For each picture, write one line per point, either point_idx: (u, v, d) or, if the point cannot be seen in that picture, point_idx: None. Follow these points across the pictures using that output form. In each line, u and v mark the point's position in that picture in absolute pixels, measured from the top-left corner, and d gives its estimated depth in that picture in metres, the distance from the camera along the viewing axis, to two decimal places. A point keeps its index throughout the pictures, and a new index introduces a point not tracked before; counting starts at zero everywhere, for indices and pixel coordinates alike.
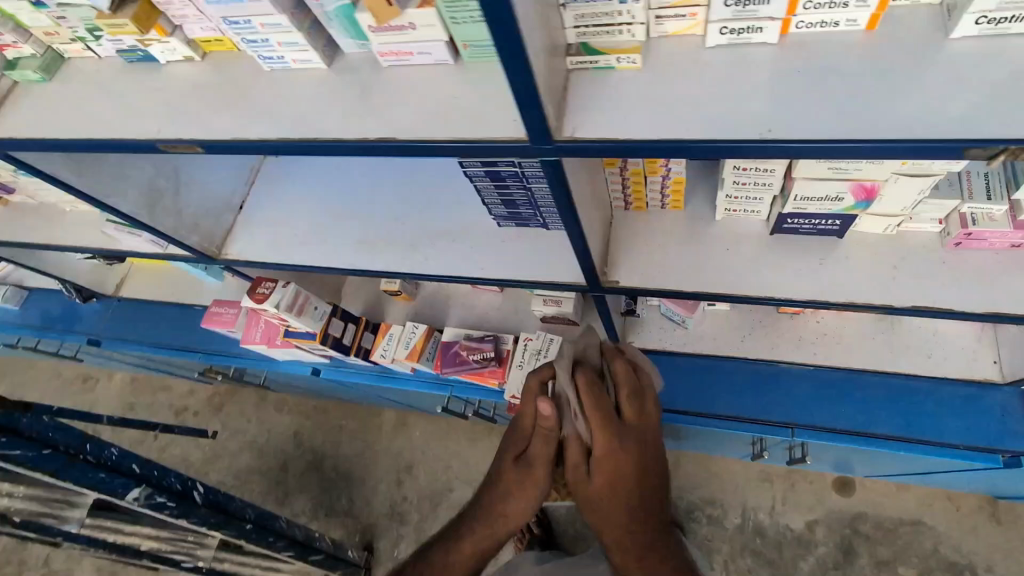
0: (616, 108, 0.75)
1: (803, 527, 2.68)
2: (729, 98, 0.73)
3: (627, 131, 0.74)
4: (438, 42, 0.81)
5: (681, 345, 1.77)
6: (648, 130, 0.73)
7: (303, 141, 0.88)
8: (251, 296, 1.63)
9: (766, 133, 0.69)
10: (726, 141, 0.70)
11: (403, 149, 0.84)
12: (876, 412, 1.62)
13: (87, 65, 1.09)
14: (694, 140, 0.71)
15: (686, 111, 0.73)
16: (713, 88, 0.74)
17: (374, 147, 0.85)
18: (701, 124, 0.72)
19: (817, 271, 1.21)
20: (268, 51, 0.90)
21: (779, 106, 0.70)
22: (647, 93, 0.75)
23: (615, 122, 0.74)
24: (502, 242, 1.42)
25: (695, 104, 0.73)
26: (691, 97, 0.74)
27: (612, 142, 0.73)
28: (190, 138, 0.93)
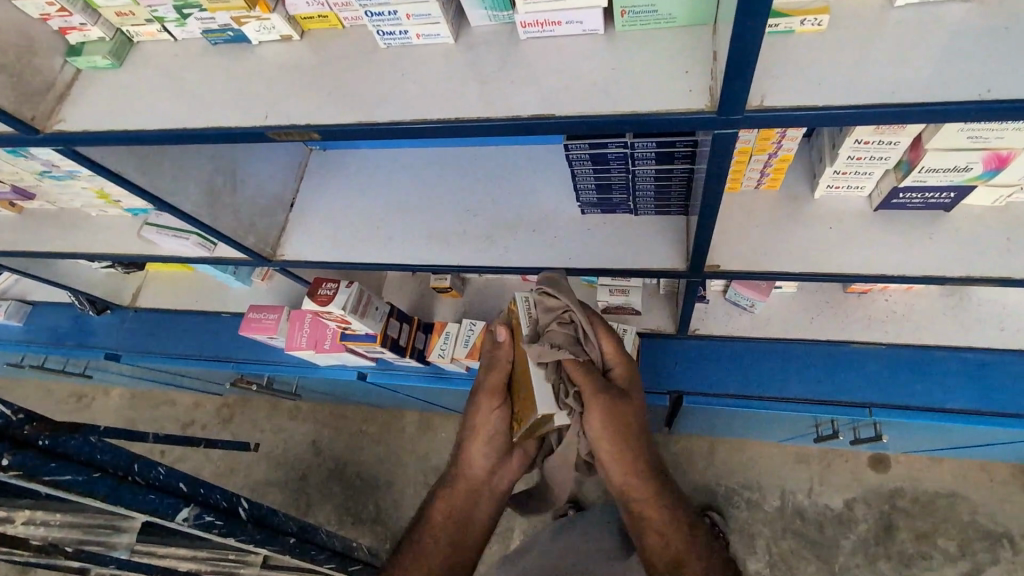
0: (807, 73, 0.70)
1: (842, 506, 2.68)
2: (932, 56, 0.68)
3: (823, 97, 0.68)
4: (596, 8, 0.75)
5: (749, 329, 1.76)
6: (847, 94, 0.68)
7: (437, 122, 0.81)
8: (312, 299, 1.53)
9: (984, 94, 0.64)
10: (941, 104, 0.65)
11: (555, 126, 0.77)
12: (951, 386, 1.63)
13: (159, 49, 0.99)
14: (905, 104, 0.66)
15: (886, 72, 0.68)
16: (909, 49, 0.69)
17: (522, 125, 0.78)
18: (906, 86, 0.67)
19: (924, 247, 1.19)
20: (392, 24, 0.82)
21: (994, 65, 0.66)
22: (836, 56, 0.70)
23: (809, 88, 0.69)
24: (587, 230, 1.36)
25: (894, 65, 0.68)
26: (889, 57, 0.69)
27: (811, 109, 0.67)
28: (304, 125, 0.85)
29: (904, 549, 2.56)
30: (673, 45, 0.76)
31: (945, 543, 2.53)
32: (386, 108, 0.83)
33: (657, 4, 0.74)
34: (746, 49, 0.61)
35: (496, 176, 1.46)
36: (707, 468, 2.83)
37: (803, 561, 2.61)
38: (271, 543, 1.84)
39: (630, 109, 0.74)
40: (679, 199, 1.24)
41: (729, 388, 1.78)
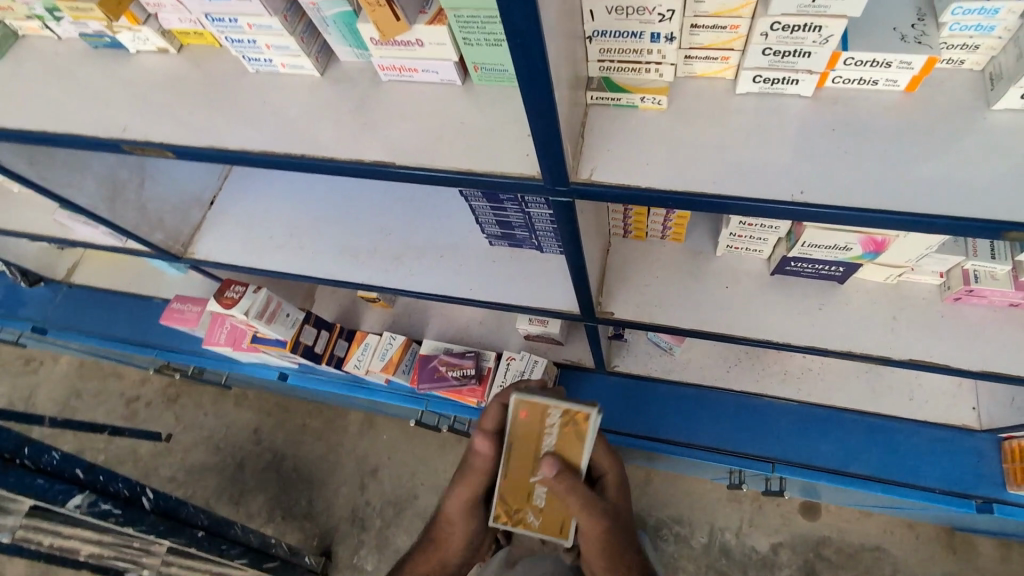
0: (636, 152, 0.70)
1: (768, 549, 2.69)
2: (759, 151, 0.68)
3: (646, 178, 0.68)
4: (447, 62, 0.74)
5: (666, 372, 1.76)
6: (670, 180, 0.68)
7: (286, 156, 0.79)
8: (218, 301, 1.52)
9: (797, 195, 0.65)
10: (753, 201, 0.65)
11: (398, 174, 0.76)
12: (855, 451, 1.63)
13: (45, 45, 0.97)
14: (722, 196, 0.66)
15: (712, 160, 0.68)
16: (741, 141, 0.69)
17: (367, 169, 0.77)
18: (728, 177, 0.67)
19: (815, 317, 1.19)
20: (255, 52, 0.81)
21: (811, 167, 0.66)
22: (669, 138, 0.70)
23: (634, 168, 0.69)
24: (493, 263, 1.35)
25: (722, 155, 0.68)
26: (716, 147, 0.69)
27: (627, 189, 0.68)
28: (161, 143, 0.84)
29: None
30: (522, 106, 0.75)
31: None
32: (243, 136, 0.82)
33: (505, 64, 0.72)
34: (550, 139, 0.61)
35: (414, 198, 1.45)
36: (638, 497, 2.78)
37: None
38: (172, 537, 1.75)
39: (468, 167, 0.73)
40: None
41: (641, 428, 1.78)
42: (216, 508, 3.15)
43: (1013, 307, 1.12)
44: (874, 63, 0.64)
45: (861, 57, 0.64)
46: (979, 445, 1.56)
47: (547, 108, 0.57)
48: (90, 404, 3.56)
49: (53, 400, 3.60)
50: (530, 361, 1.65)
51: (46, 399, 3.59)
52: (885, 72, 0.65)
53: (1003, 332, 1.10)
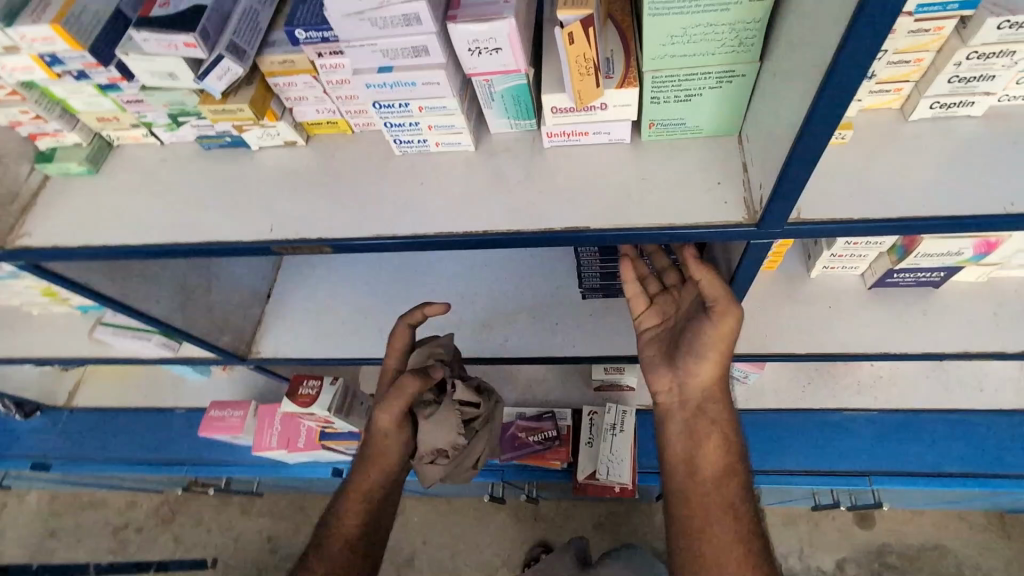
0: (837, 185, 0.71)
1: (834, 568, 2.45)
2: (952, 170, 0.71)
3: (858, 209, 0.69)
4: (626, 121, 0.74)
5: (744, 401, 1.73)
6: (883, 207, 0.69)
7: (465, 236, 0.76)
8: (292, 400, 1.40)
9: (1008, 207, 0.66)
10: (974, 217, 0.67)
11: (590, 239, 0.75)
12: (944, 450, 1.66)
13: (143, 152, 0.91)
14: (941, 217, 0.67)
15: (912, 183, 0.70)
16: (930, 163, 0.72)
17: (558, 238, 0.74)
18: (938, 198, 0.68)
19: (923, 323, 1.22)
20: (411, 134, 0.78)
21: (1012, 178, 0.69)
22: (862, 169, 0.72)
23: (841, 202, 0.70)
24: (589, 316, 1.32)
25: (920, 178, 0.70)
26: (911, 172, 0.71)
27: (842, 222, 0.69)
28: (317, 239, 0.78)
29: None
30: (702, 156, 0.76)
31: None
32: (407, 220, 0.78)
33: (686, 118, 0.73)
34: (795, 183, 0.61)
35: (490, 263, 1.42)
36: None
37: None
38: None
39: (669, 221, 0.72)
40: None
41: None
42: None
43: None
44: None
45: None
46: None
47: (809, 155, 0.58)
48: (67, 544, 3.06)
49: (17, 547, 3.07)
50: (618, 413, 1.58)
51: None
52: None
53: None
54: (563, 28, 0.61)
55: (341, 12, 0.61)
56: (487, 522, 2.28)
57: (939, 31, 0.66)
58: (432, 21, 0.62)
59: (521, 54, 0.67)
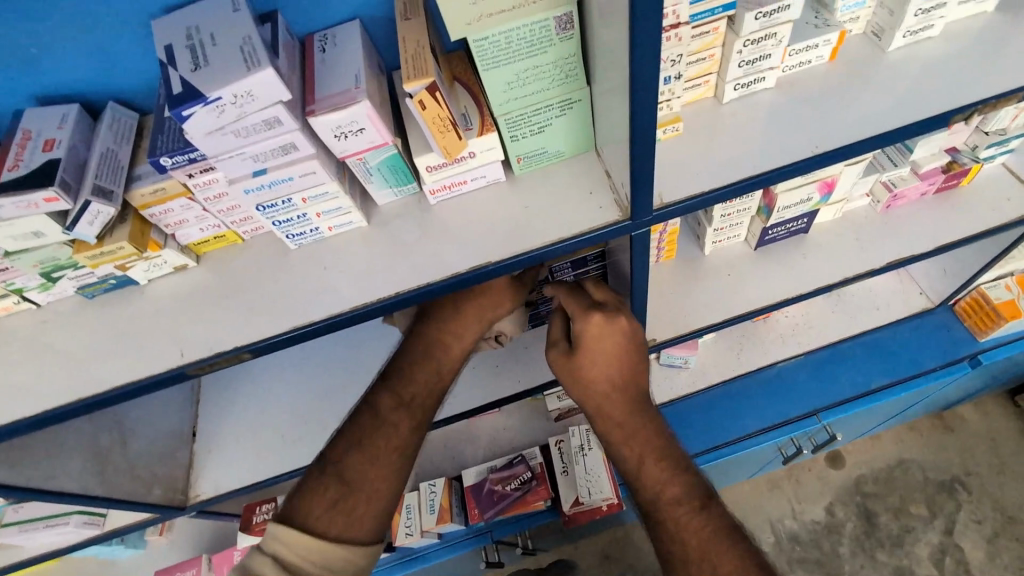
0: (685, 169, 0.82)
1: (826, 514, 2.56)
2: (767, 133, 0.84)
3: (707, 183, 0.80)
4: (495, 163, 0.81)
5: (693, 384, 1.82)
6: (726, 177, 0.80)
7: (379, 303, 0.78)
8: (247, 534, 1.30)
9: (816, 150, 0.81)
10: (793, 164, 0.80)
11: (495, 272, 0.79)
12: (868, 370, 1.84)
13: (19, 322, 0.85)
14: (770, 172, 0.80)
15: (741, 153, 0.83)
16: (749, 132, 0.85)
17: (466, 279, 0.79)
18: (764, 156, 0.81)
19: (806, 265, 1.38)
20: (302, 225, 0.81)
21: (812, 129, 0.83)
22: (700, 151, 0.84)
23: (693, 181, 0.81)
24: (526, 348, 1.36)
25: (745, 145, 0.83)
26: (738, 144, 0.84)
27: (696, 198, 0.79)
28: (232, 349, 0.77)
29: (891, 531, 2.48)
30: (570, 175, 0.84)
31: (918, 508, 2.50)
32: (319, 305, 0.79)
33: (547, 147, 0.82)
34: (647, 173, 0.71)
35: None
36: None
37: None
38: None
39: (560, 236, 0.79)
40: None
41: (697, 444, 1.84)
42: None
43: (924, 195, 1.39)
44: (807, 47, 0.86)
45: (798, 47, 0.85)
46: (943, 317, 1.85)
47: (648, 146, 0.68)
48: None
49: None
50: (583, 434, 1.59)
51: None
52: (815, 51, 0.87)
53: (930, 216, 1.39)
54: (413, 98, 0.67)
55: (201, 132, 0.63)
56: None
57: (717, 31, 0.81)
58: (293, 119, 0.67)
59: (385, 129, 0.72)
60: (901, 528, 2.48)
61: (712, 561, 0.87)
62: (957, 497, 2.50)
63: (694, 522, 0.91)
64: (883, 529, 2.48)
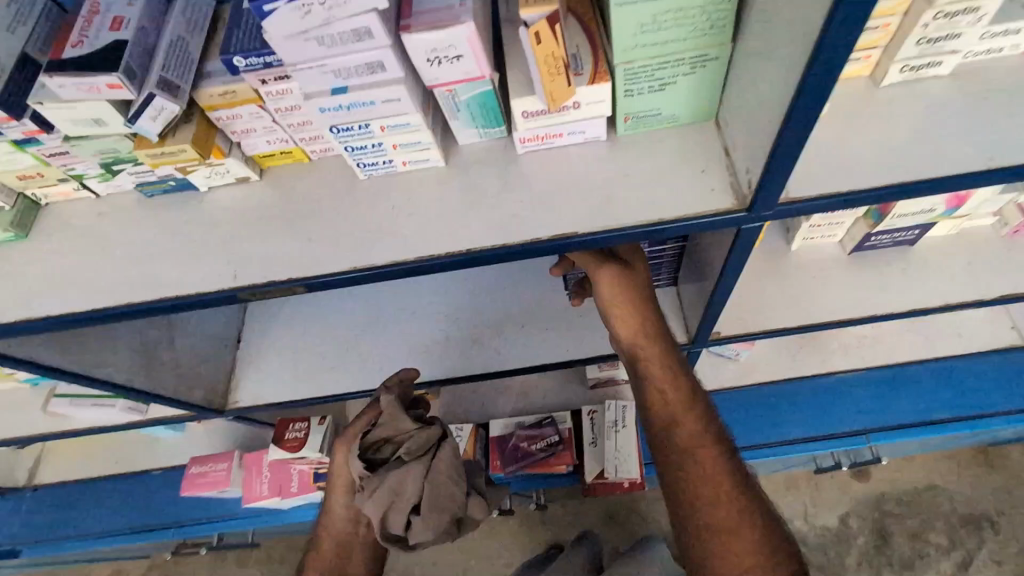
0: (821, 158, 0.69)
1: (838, 523, 2.48)
2: (928, 131, 0.70)
3: (847, 181, 0.67)
4: (600, 118, 0.71)
5: (739, 379, 1.73)
6: (869, 176, 0.67)
7: (447, 256, 0.71)
8: (279, 448, 1.31)
9: (989, 161, 0.66)
10: (957, 176, 0.66)
11: (581, 244, 0.70)
12: (931, 398, 1.68)
13: (77, 209, 0.82)
14: (927, 179, 0.66)
15: (891, 150, 0.69)
16: (905, 126, 0.71)
17: (546, 248, 0.70)
18: (921, 158, 0.67)
19: (904, 282, 1.23)
20: (375, 156, 0.73)
21: (987, 134, 0.68)
22: (843, 140, 0.71)
23: (829, 175, 0.68)
24: (579, 318, 1.28)
25: (900, 142, 0.69)
26: (891, 141, 0.70)
27: (829, 197, 0.67)
28: (288, 279, 0.72)
29: (903, 553, 2.40)
30: (682, 146, 0.73)
31: (937, 537, 2.41)
32: (382, 246, 0.73)
33: (662, 107, 0.70)
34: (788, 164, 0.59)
35: (471, 278, 1.38)
36: None
37: None
38: None
39: (659, 216, 0.69)
40: (668, 273, 1.21)
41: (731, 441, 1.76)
42: None
43: None
44: (1005, 32, 0.70)
45: (998, 30, 0.69)
46: None
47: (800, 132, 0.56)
48: None
49: None
50: (618, 410, 1.56)
51: None
52: (1012, 39, 0.71)
53: None
54: (528, 27, 0.59)
55: (281, 35, 0.56)
56: (497, 533, 2.24)
57: None
58: (385, 34, 0.57)
59: (485, 58, 0.62)
60: (914, 552, 2.39)
61: (722, 490, 0.95)
62: (982, 534, 2.39)
63: (706, 461, 0.97)
64: (896, 550, 2.40)
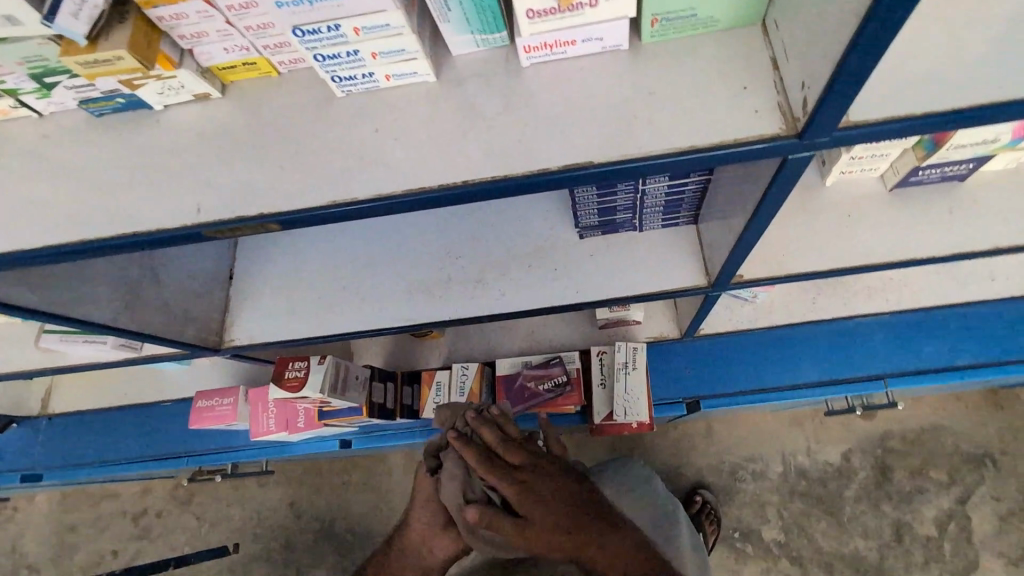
0: (892, 71, 0.56)
1: (840, 459, 2.50)
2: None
3: (920, 98, 0.55)
4: (623, 20, 0.58)
5: (753, 321, 1.66)
6: (947, 94, 0.55)
7: (438, 190, 0.61)
8: (279, 387, 1.28)
9: None
10: None
11: (593, 176, 0.60)
12: (957, 342, 1.58)
13: (21, 129, 0.72)
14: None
15: (978, 61, 0.56)
16: (989, 31, 0.58)
17: (556, 180, 0.60)
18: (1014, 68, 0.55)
19: (949, 223, 1.10)
20: (352, 69, 0.62)
21: None
22: (914, 49, 0.58)
23: (900, 92, 0.56)
24: (590, 258, 1.19)
25: (987, 49, 0.57)
26: (979, 48, 0.57)
27: (899, 120, 0.55)
28: (258, 215, 0.63)
29: (902, 488, 2.43)
30: (719, 56, 0.60)
31: (938, 474, 2.42)
32: (364, 176, 0.63)
33: (698, 7, 0.58)
34: (859, 78, 0.48)
35: (475, 213, 1.28)
36: (709, 450, 2.57)
37: (816, 521, 2.44)
38: None
39: (690, 143, 0.58)
40: (689, 209, 1.10)
41: (741, 384, 1.70)
42: None
43: None
44: None
45: None
46: None
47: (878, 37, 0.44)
48: (90, 535, 2.98)
49: (42, 544, 3.01)
50: (629, 352, 1.53)
51: (32, 546, 3.00)
52: None
53: None
54: None
55: None
56: None
57: None
58: None
59: None
60: (914, 487, 2.42)
61: None
62: (983, 472, 2.40)
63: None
64: (896, 485, 2.43)
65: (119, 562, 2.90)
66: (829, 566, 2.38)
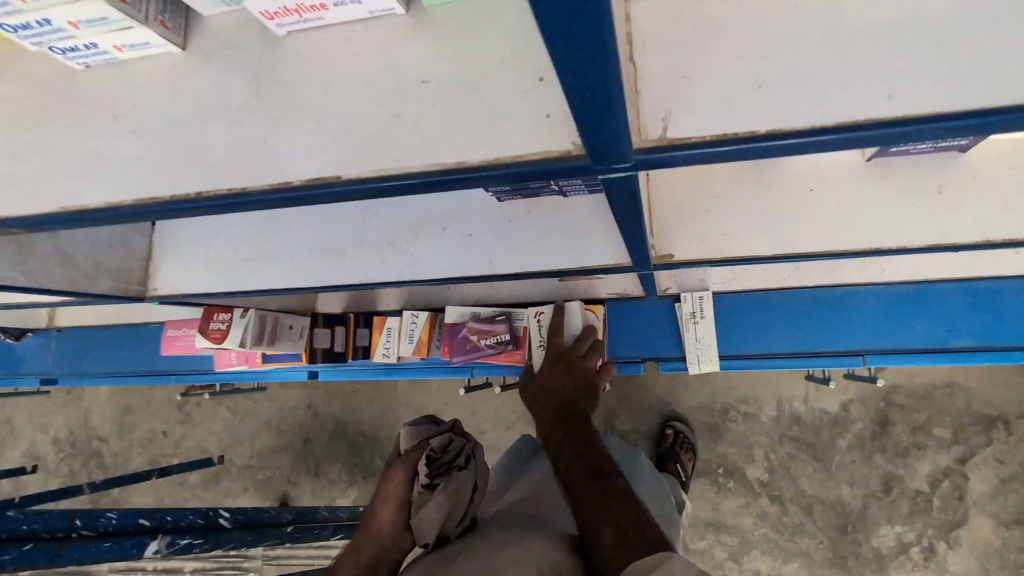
0: (709, 86, 0.48)
1: (838, 409, 2.19)
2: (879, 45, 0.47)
3: (738, 119, 0.48)
4: None
5: (725, 284, 1.51)
6: (778, 116, 0.47)
7: (209, 199, 0.56)
8: (203, 337, 1.29)
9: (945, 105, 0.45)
10: (901, 123, 0.46)
11: (371, 190, 0.53)
12: (956, 321, 1.38)
13: None
14: (867, 124, 0.46)
15: (824, 79, 0.47)
16: (837, 20, 0.48)
17: (325, 194, 0.54)
18: (844, 85, 0.47)
19: (935, 206, 0.90)
20: (65, 39, 0.58)
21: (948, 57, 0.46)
22: (743, 42, 0.49)
23: (727, 118, 0.48)
24: (509, 226, 1.07)
25: (822, 55, 0.48)
26: (820, 65, 0.48)
27: (723, 145, 0.48)
28: (27, 218, 0.61)
29: (899, 442, 2.14)
30: (500, 39, 0.51)
31: (941, 432, 2.11)
32: (113, 174, 0.59)
33: None
34: (597, 103, 0.39)
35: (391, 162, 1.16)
36: (701, 388, 2.29)
37: (802, 466, 2.20)
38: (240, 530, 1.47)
39: (457, 158, 0.50)
40: None
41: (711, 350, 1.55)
42: (300, 485, 2.71)
43: None
44: None
45: None
46: None
47: (579, 44, 0.35)
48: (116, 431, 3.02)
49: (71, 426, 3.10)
50: (695, 302, 1.48)
51: (63, 427, 3.10)
52: None
53: None
54: None
55: None
56: None
57: None
58: None
59: None
60: (912, 443, 2.13)
61: None
62: (992, 434, 2.08)
63: None
64: (892, 439, 2.14)
65: (169, 441, 2.94)
66: (809, 508, 2.18)
